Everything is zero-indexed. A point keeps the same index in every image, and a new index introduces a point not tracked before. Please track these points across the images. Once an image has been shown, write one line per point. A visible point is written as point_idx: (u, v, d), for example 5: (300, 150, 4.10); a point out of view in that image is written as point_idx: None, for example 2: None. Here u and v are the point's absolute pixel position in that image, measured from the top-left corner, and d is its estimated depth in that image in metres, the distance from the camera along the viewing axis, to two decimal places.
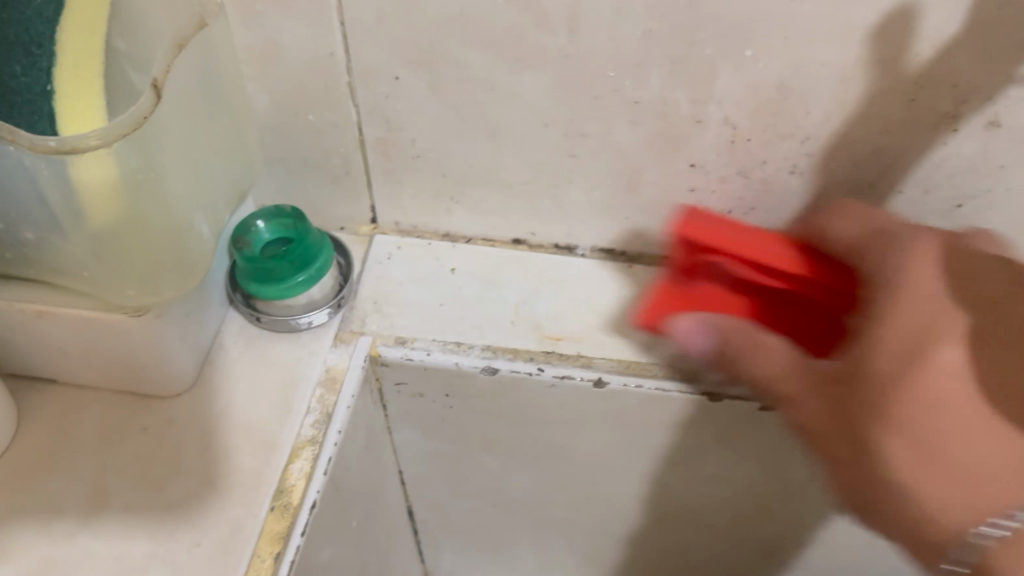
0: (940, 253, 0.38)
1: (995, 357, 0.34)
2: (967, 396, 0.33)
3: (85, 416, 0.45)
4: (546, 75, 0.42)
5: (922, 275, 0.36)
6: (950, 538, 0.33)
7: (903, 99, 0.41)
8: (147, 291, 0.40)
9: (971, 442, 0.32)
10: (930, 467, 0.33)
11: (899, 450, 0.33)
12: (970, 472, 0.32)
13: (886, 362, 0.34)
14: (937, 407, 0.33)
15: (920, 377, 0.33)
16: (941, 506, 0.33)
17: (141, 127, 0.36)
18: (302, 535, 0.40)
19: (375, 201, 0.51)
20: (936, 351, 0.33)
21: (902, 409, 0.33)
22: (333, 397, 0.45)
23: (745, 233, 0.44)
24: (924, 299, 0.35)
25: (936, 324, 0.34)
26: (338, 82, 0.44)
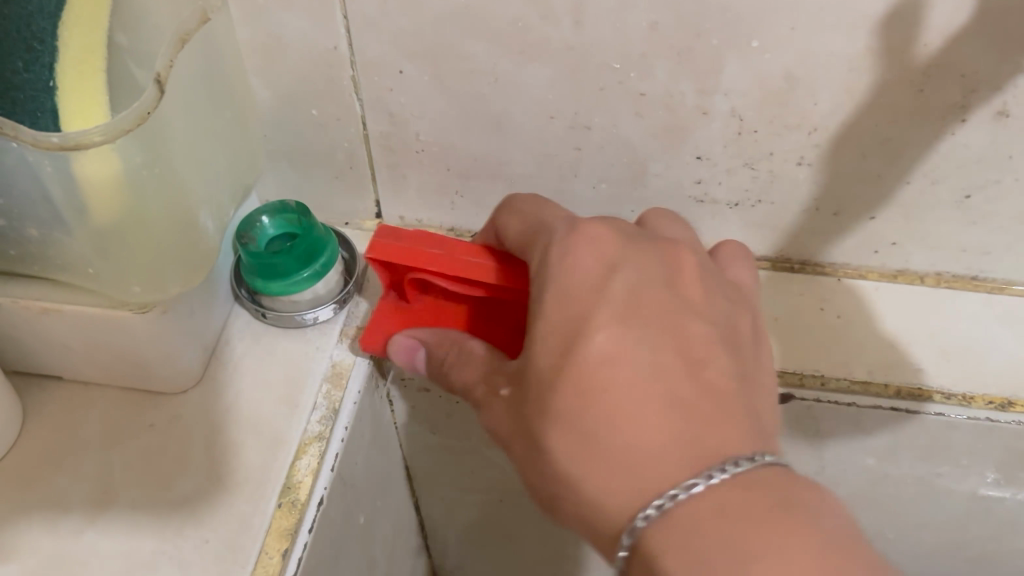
0: (603, 244, 0.38)
1: (635, 342, 0.35)
2: (639, 371, 0.34)
3: (91, 413, 0.45)
4: (551, 66, 0.42)
5: (571, 270, 0.37)
6: (620, 527, 0.33)
7: (911, 89, 0.41)
8: (151, 287, 0.40)
9: (632, 422, 0.33)
10: (596, 453, 0.33)
11: (558, 435, 0.34)
12: (648, 451, 0.33)
13: (547, 358, 0.35)
14: (591, 397, 0.34)
15: (578, 368, 0.34)
16: (603, 496, 0.33)
17: (144, 122, 0.35)
18: (309, 531, 0.41)
19: (379, 196, 0.50)
20: (590, 339, 0.35)
21: (560, 403, 0.34)
22: (340, 393, 0.45)
23: (426, 244, 0.43)
24: (572, 295, 0.36)
25: (588, 314, 0.36)
26: (342, 76, 0.43)
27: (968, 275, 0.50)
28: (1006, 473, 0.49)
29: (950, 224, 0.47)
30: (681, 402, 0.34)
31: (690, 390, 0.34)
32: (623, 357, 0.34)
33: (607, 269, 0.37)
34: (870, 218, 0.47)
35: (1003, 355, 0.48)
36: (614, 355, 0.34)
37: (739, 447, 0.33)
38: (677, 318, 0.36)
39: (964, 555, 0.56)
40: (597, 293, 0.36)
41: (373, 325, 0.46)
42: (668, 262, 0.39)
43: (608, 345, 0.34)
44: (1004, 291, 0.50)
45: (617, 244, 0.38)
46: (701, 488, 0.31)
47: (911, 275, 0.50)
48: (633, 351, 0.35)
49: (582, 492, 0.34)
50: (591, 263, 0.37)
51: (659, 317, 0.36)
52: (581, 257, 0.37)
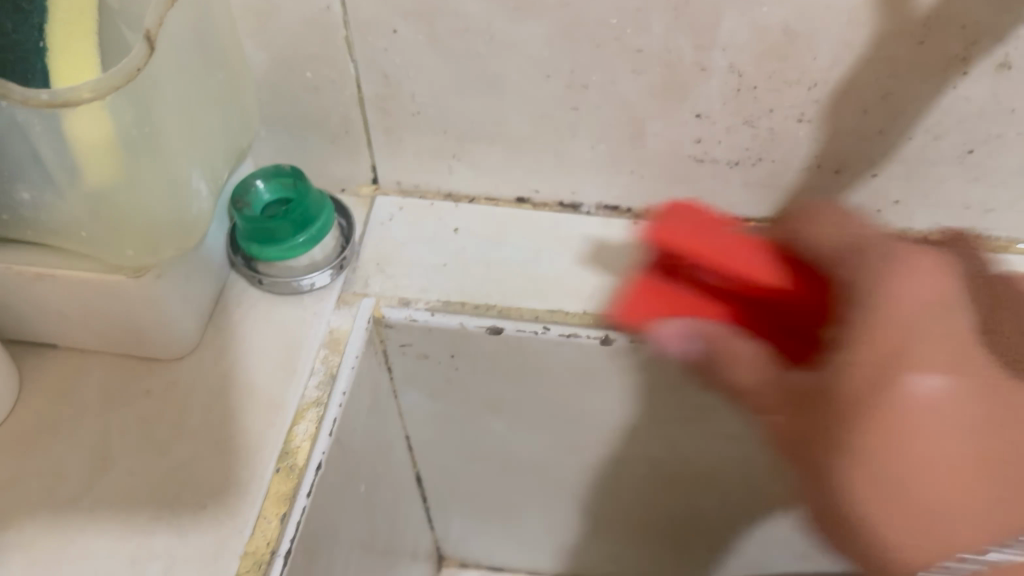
0: (932, 273, 0.33)
1: (968, 391, 0.31)
2: (968, 427, 0.30)
3: (88, 380, 0.44)
4: (547, 23, 0.41)
5: (897, 302, 0.32)
6: (917, 568, 0.31)
7: (911, 41, 0.40)
8: (145, 251, 0.40)
9: (940, 477, 0.30)
10: (885, 494, 0.30)
11: (863, 484, 0.31)
12: (967, 514, 0.30)
13: (851, 380, 0.32)
14: (903, 450, 0.30)
15: (887, 411, 0.30)
16: (898, 543, 0.31)
17: (135, 79, 0.35)
18: (308, 495, 0.40)
19: (376, 161, 0.50)
20: (918, 368, 0.31)
21: (857, 441, 0.31)
22: (338, 358, 0.45)
23: (718, 238, 0.44)
24: (904, 314, 0.32)
25: (909, 347, 0.31)
26: (335, 37, 0.43)
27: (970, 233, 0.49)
28: None
29: (952, 181, 0.46)
30: (986, 464, 0.30)
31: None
32: (943, 415, 0.30)
33: (944, 301, 0.32)
34: (872, 175, 0.47)
35: None
36: (941, 413, 0.30)
37: (937, 510, 0.30)
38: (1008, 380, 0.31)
39: None
40: (936, 334, 0.31)
41: (628, 296, 0.45)
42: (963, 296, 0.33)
43: (937, 400, 0.30)
44: (1008, 249, 0.49)
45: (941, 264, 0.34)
46: (996, 557, 0.30)
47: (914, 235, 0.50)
48: (958, 407, 0.30)
49: (868, 538, 0.32)
50: (934, 292, 0.32)
51: (979, 378, 0.31)
52: (911, 287, 0.32)
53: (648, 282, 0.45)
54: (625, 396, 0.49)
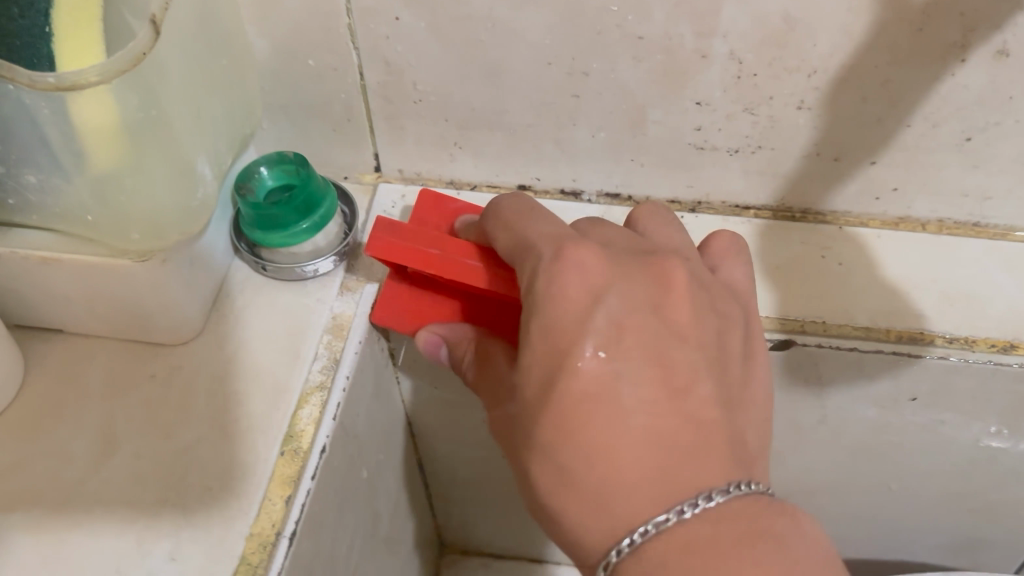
0: (592, 271, 0.35)
1: (621, 375, 0.33)
2: (632, 415, 0.33)
3: (93, 364, 0.45)
4: (547, 11, 0.41)
5: (564, 293, 0.34)
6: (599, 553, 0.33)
7: (910, 28, 0.40)
8: (151, 234, 0.40)
9: (611, 445, 0.32)
10: (575, 496, 0.33)
11: (542, 474, 0.34)
12: (626, 490, 0.32)
13: (587, 372, 0.33)
14: (591, 428, 0.32)
15: (565, 401, 0.33)
16: (576, 529, 0.33)
17: (140, 64, 0.35)
18: (313, 478, 0.41)
19: (378, 149, 0.50)
20: (536, 352, 0.34)
21: (544, 435, 0.33)
22: (341, 343, 0.45)
23: (435, 247, 0.42)
24: (562, 323, 0.34)
25: (570, 348, 0.33)
26: (337, 24, 0.43)
27: (969, 222, 0.50)
28: (1010, 424, 0.49)
29: (950, 168, 0.47)
30: (656, 434, 0.32)
31: (662, 419, 0.33)
32: (600, 396, 0.33)
33: (600, 293, 0.34)
34: (871, 163, 0.47)
35: (1007, 299, 0.47)
36: (608, 387, 0.33)
37: (625, 486, 0.32)
38: (654, 355, 0.34)
39: (967, 506, 0.56)
40: (584, 320, 0.34)
41: (383, 297, 0.45)
42: (659, 280, 0.36)
43: (592, 384, 0.33)
44: (1007, 238, 0.50)
45: (604, 266, 0.35)
46: (666, 519, 0.31)
47: (913, 223, 0.50)
48: (610, 390, 0.33)
49: (569, 522, 0.33)
50: (584, 287, 0.34)
51: (640, 352, 0.34)
52: (571, 282, 0.34)
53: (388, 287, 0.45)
54: None
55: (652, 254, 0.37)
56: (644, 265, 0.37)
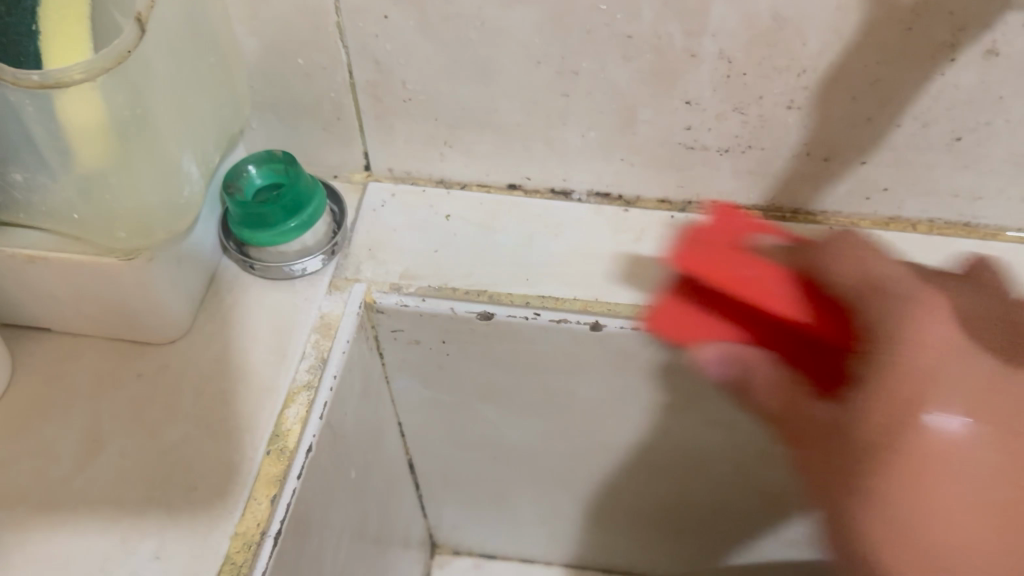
0: (943, 314, 0.35)
1: (998, 438, 0.32)
2: (988, 473, 0.32)
3: (80, 363, 0.45)
4: (537, 9, 0.41)
5: (922, 333, 0.34)
6: None
7: (899, 28, 0.40)
8: (138, 232, 0.40)
9: (957, 521, 0.31)
10: (894, 535, 0.31)
11: (873, 521, 0.32)
12: (955, 548, 0.31)
13: (876, 413, 0.33)
14: (930, 500, 0.31)
15: (908, 449, 0.32)
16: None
17: (125, 62, 0.35)
18: (298, 478, 0.41)
19: (368, 148, 0.50)
20: (920, 438, 0.32)
21: (885, 485, 0.32)
22: (328, 343, 0.45)
23: (753, 271, 0.43)
24: (908, 368, 0.33)
25: (922, 395, 0.33)
26: (326, 22, 0.43)
27: (960, 221, 0.49)
28: None
29: (940, 168, 0.46)
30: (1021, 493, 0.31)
31: (989, 486, 0.31)
32: (956, 458, 0.32)
33: (953, 345, 0.34)
34: (861, 163, 0.47)
35: None
36: (980, 474, 0.31)
37: (970, 547, 0.31)
38: (1014, 411, 0.32)
39: None
40: (936, 370, 0.33)
41: (663, 311, 0.45)
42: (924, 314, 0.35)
43: (943, 443, 0.32)
44: (997, 237, 0.49)
45: (941, 303, 0.35)
46: None
47: (903, 223, 0.50)
48: (967, 456, 0.32)
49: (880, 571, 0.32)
50: (945, 335, 0.34)
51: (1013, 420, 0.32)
52: (934, 326, 0.34)
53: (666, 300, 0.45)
54: (616, 382, 0.50)
55: (906, 292, 0.36)
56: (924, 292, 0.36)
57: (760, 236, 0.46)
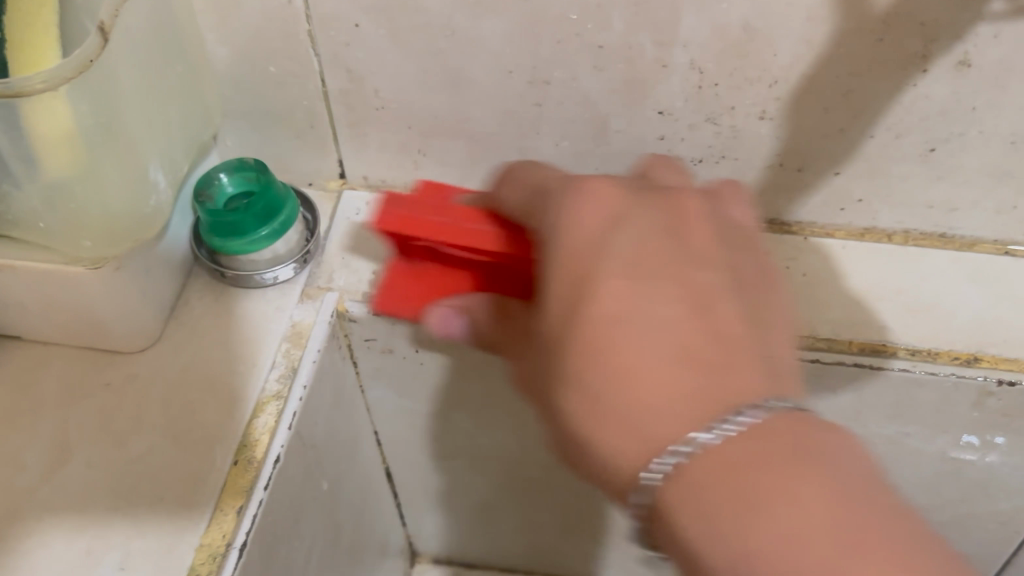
0: (606, 198, 0.35)
1: (648, 288, 0.32)
2: (658, 321, 0.31)
3: (48, 372, 0.45)
4: (507, 19, 0.41)
5: (576, 220, 0.34)
6: (630, 477, 0.30)
7: (871, 39, 0.40)
8: (103, 241, 0.40)
9: (641, 361, 0.30)
10: (603, 410, 0.30)
11: (582, 402, 0.31)
12: (655, 412, 0.30)
13: (559, 303, 0.33)
14: (602, 353, 0.31)
15: (585, 322, 0.31)
16: (608, 451, 0.30)
17: (88, 71, 0.35)
18: (265, 488, 0.40)
19: (342, 156, 0.50)
20: (599, 300, 0.31)
21: (574, 364, 0.31)
22: (299, 352, 0.45)
23: (443, 216, 0.44)
24: (574, 246, 0.33)
25: (591, 269, 0.32)
26: (297, 31, 0.43)
27: (936, 232, 0.49)
28: (978, 436, 0.49)
29: (915, 179, 0.46)
30: (715, 334, 0.31)
31: (698, 330, 0.31)
32: (628, 315, 0.31)
33: (611, 216, 0.34)
34: (835, 174, 0.47)
35: (971, 312, 0.47)
36: (628, 308, 0.31)
37: (672, 424, 0.29)
38: (679, 268, 0.33)
39: (937, 517, 0.55)
40: (593, 240, 0.33)
41: (384, 285, 0.47)
42: (670, 207, 0.35)
43: (620, 303, 0.31)
44: (974, 249, 0.49)
45: (598, 185, 0.35)
46: (705, 441, 0.29)
47: (879, 234, 0.50)
48: (671, 314, 0.31)
49: (597, 458, 0.31)
50: (600, 210, 0.34)
51: (662, 268, 0.33)
52: (580, 211, 0.34)
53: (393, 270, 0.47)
54: None
55: (660, 188, 0.36)
56: (658, 199, 0.35)
57: (454, 199, 0.47)
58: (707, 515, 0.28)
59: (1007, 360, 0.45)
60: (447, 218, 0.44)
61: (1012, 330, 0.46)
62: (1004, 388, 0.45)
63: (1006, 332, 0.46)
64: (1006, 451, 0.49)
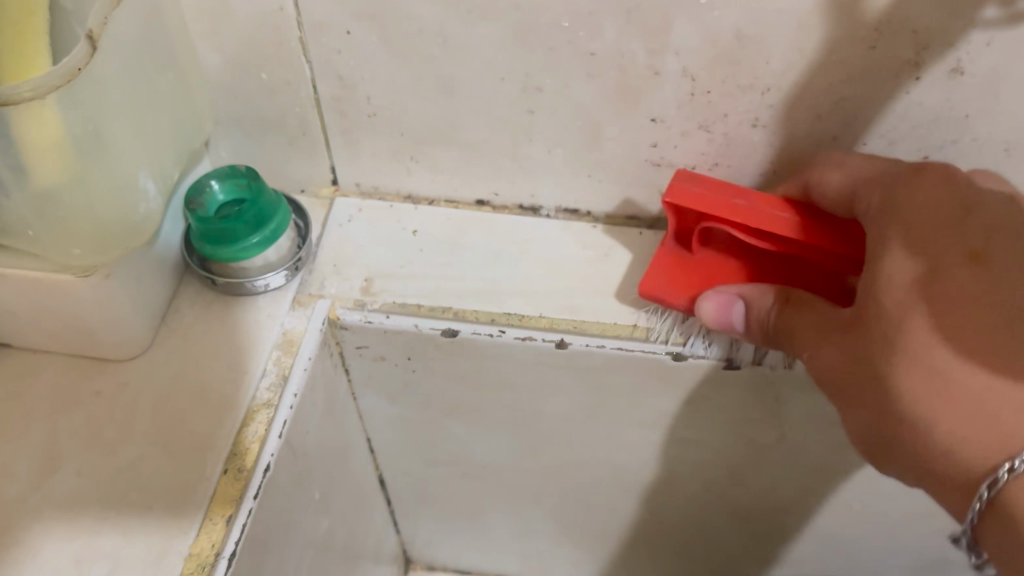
0: (943, 182, 0.38)
1: (991, 279, 0.35)
2: (988, 316, 0.34)
3: (38, 380, 0.44)
4: (499, 27, 0.41)
5: (903, 211, 0.37)
6: (976, 472, 0.32)
7: (863, 46, 0.40)
8: (93, 248, 0.39)
9: (988, 360, 0.33)
10: (927, 389, 0.33)
11: (906, 376, 0.34)
12: (1013, 403, 0.32)
13: (890, 281, 0.36)
14: (941, 342, 0.33)
15: (907, 299, 0.35)
16: (953, 444, 0.33)
17: (77, 79, 0.35)
18: (255, 497, 0.40)
19: (334, 162, 0.50)
20: (958, 276, 0.35)
21: (904, 338, 0.34)
22: (290, 359, 0.44)
23: (739, 198, 0.44)
24: (911, 227, 0.37)
25: (923, 249, 0.36)
26: (288, 38, 0.43)
27: None
28: None
29: None
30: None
31: (995, 325, 0.34)
32: (956, 332, 0.34)
33: (958, 211, 0.37)
34: None
35: None
36: (990, 334, 0.33)
37: (1011, 423, 0.32)
38: (1008, 258, 0.35)
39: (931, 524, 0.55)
40: (937, 223, 0.36)
41: (653, 271, 0.46)
42: (950, 180, 0.38)
43: (944, 287, 0.36)
44: None
45: (901, 167, 0.39)
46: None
47: None
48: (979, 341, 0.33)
49: (926, 441, 0.33)
50: (931, 198, 0.37)
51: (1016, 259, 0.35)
52: (915, 198, 0.37)
53: (661, 253, 0.46)
54: (583, 399, 0.49)
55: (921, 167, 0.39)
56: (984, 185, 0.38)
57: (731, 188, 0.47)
58: None
59: None
60: (721, 197, 0.43)
61: None
62: None
63: None
64: None
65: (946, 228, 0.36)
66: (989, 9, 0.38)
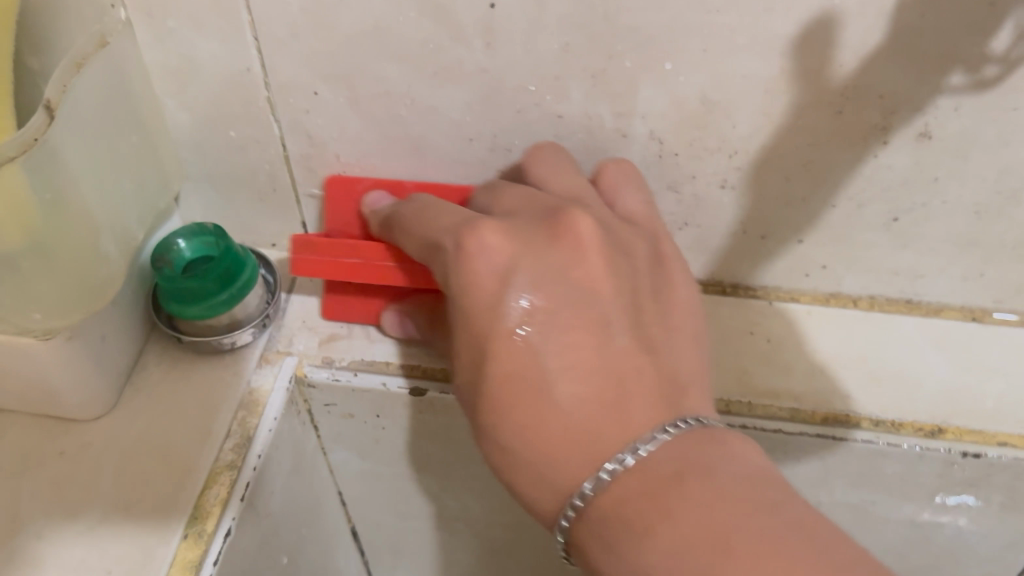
0: (531, 244, 0.38)
1: (558, 301, 0.37)
2: (568, 360, 0.36)
3: (4, 440, 0.44)
4: (466, 89, 0.41)
5: (476, 269, 0.37)
6: (561, 501, 0.34)
7: (828, 111, 0.40)
8: (54, 313, 0.39)
9: (557, 418, 0.35)
10: (518, 455, 0.35)
11: (511, 441, 0.35)
12: (576, 429, 0.35)
13: (468, 343, 0.37)
14: (513, 401, 0.35)
15: (495, 351, 0.36)
16: (535, 489, 0.35)
17: (36, 150, 0.35)
18: (214, 564, 0.39)
19: (305, 219, 0.50)
20: (576, 223, 0.38)
21: (514, 412, 0.35)
22: (255, 420, 0.44)
23: (354, 255, 0.45)
24: (484, 290, 0.37)
25: (501, 300, 0.36)
26: (256, 98, 0.43)
27: (901, 298, 0.49)
28: (953, 499, 0.47)
29: (880, 247, 0.46)
30: (615, 365, 0.36)
31: (613, 354, 0.36)
32: (515, 269, 0.37)
33: (512, 258, 0.37)
34: (799, 241, 0.47)
35: (937, 382, 0.47)
36: (586, 381, 0.35)
37: (618, 435, 0.34)
38: (559, 275, 0.37)
39: None
40: (497, 302, 0.36)
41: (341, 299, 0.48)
42: (566, 236, 0.38)
43: (533, 327, 0.36)
44: (939, 315, 0.49)
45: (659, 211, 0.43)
46: (630, 460, 0.33)
47: (844, 299, 0.50)
48: (618, 281, 0.38)
49: (546, 487, 0.35)
50: (499, 255, 0.37)
51: (580, 287, 0.37)
52: (483, 259, 0.37)
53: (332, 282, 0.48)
54: None
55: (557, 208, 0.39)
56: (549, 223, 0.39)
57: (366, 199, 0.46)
58: (630, 522, 0.32)
59: (972, 432, 0.44)
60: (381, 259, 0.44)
61: (980, 401, 0.46)
62: (967, 460, 0.45)
63: (972, 403, 0.46)
64: (975, 518, 0.48)
65: (572, 241, 0.38)
66: (955, 76, 0.38)
